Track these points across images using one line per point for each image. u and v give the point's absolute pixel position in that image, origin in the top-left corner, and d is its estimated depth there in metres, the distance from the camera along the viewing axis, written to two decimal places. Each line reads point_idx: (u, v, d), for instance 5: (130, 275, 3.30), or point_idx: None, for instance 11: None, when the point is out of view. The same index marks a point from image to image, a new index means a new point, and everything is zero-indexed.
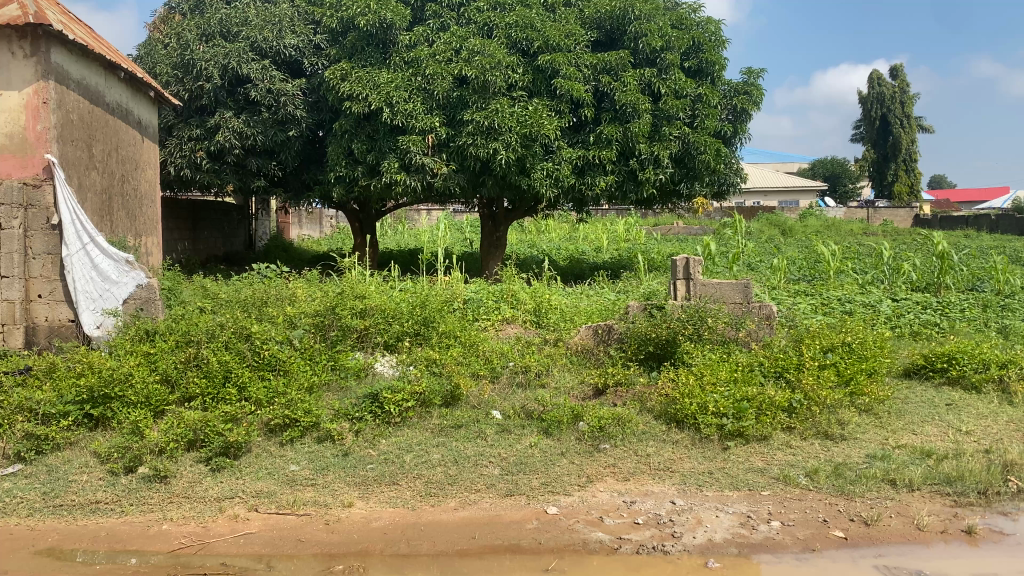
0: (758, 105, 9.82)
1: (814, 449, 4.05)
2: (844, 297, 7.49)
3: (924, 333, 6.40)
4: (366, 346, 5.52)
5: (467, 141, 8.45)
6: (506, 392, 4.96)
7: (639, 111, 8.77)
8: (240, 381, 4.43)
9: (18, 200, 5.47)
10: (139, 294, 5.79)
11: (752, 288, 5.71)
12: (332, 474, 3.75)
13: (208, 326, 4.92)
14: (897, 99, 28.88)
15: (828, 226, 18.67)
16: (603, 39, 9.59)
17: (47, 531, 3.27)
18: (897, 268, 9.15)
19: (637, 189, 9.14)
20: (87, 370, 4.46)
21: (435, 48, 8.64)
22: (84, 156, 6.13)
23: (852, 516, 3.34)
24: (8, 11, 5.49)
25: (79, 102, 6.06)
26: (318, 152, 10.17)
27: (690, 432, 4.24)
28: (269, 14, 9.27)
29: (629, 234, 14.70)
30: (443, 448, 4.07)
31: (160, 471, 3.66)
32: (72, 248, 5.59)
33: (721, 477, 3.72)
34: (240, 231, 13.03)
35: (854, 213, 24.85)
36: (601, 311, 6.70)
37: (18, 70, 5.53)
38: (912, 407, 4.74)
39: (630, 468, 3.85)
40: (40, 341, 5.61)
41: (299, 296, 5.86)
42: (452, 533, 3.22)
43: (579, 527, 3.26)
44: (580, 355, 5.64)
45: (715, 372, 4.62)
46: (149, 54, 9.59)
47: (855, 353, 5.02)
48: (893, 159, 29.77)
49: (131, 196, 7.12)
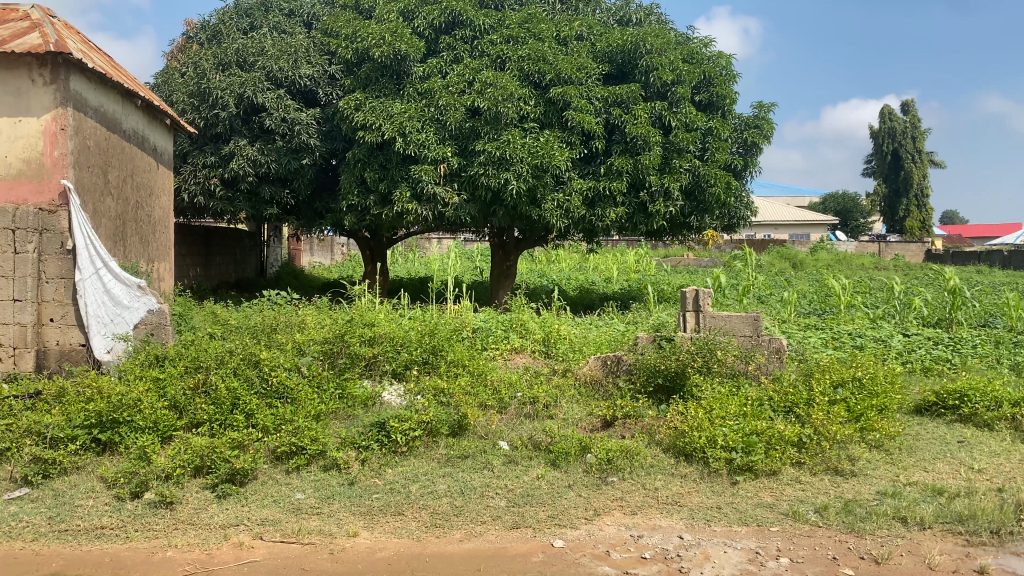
0: (769, 138, 9.87)
1: (823, 485, 4.01)
2: (855, 332, 7.45)
3: (936, 369, 6.35)
4: (374, 373, 5.52)
5: (478, 171, 8.49)
6: (513, 422, 4.94)
7: (650, 144, 8.83)
8: (247, 408, 4.43)
9: (34, 225, 5.50)
10: (150, 320, 5.87)
11: (762, 321, 5.69)
12: (338, 503, 3.73)
13: (217, 352, 4.95)
14: (909, 134, 28.92)
15: (840, 260, 18.59)
16: (614, 72, 9.69)
17: (52, 556, 3.26)
18: (908, 302, 9.13)
19: (647, 221, 9.22)
20: (96, 395, 4.47)
21: (449, 80, 8.73)
22: (99, 183, 6.19)
23: (862, 554, 3.30)
24: (29, 40, 5.60)
25: (96, 129, 6.14)
26: (330, 180, 10.25)
27: (698, 466, 4.21)
28: (285, 45, 9.40)
29: (639, 264, 14.69)
30: (450, 479, 4.05)
31: (166, 497, 3.66)
32: (85, 273, 5.63)
33: (729, 512, 3.69)
34: (252, 258, 13.10)
35: (865, 247, 24.79)
36: (611, 342, 6.69)
37: (37, 97, 5.62)
38: (923, 444, 4.69)
39: (637, 502, 3.82)
40: (50, 365, 5.63)
41: (308, 323, 5.87)
42: (457, 565, 3.19)
43: (585, 561, 3.23)
44: (588, 386, 5.62)
45: (725, 406, 4.59)
46: (166, 82, 9.72)
47: (865, 388, 4.97)
48: (905, 194, 29.78)
49: (144, 222, 7.19)
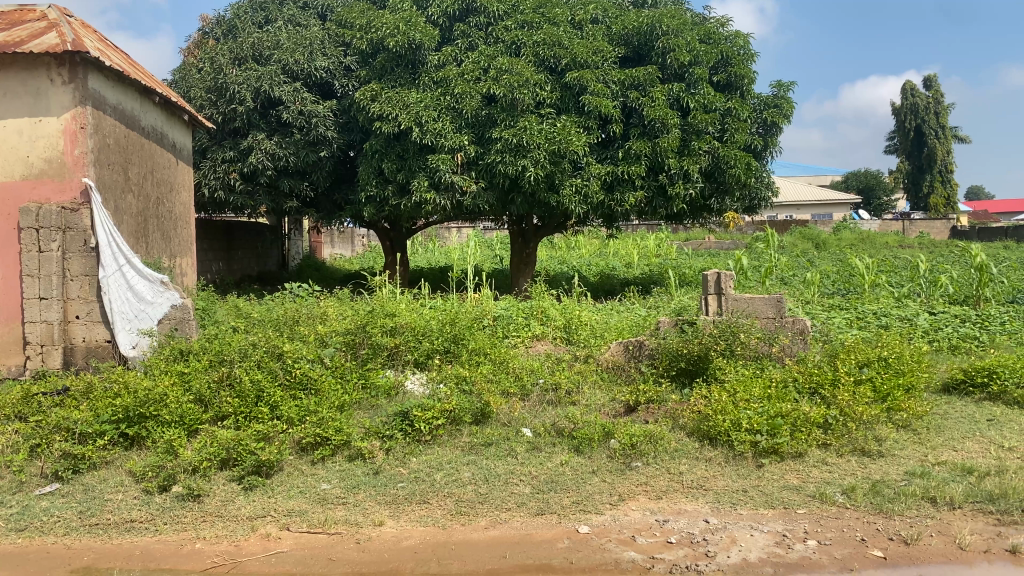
0: (789, 118, 9.74)
1: (850, 467, 3.97)
2: (879, 311, 7.36)
3: (963, 347, 6.30)
4: (396, 363, 5.54)
5: (495, 159, 8.46)
6: (536, 409, 4.94)
7: (668, 126, 8.76)
8: (272, 399, 4.46)
9: (57, 224, 5.56)
10: (175, 314, 5.90)
11: (785, 302, 5.63)
12: (363, 493, 3.75)
13: (241, 345, 4.98)
14: (931, 110, 28.33)
15: (864, 238, 18.38)
16: (631, 55, 9.61)
17: (83, 549, 3.30)
18: (933, 280, 9.03)
19: (666, 205, 9.16)
20: (123, 390, 4.52)
21: (464, 68, 8.70)
22: (120, 180, 6.25)
23: (891, 535, 3.27)
24: (47, 40, 5.64)
25: (115, 127, 6.19)
26: (348, 172, 10.29)
27: (723, 449, 4.18)
28: (300, 38, 9.40)
29: (660, 248, 14.63)
30: (474, 467, 4.06)
31: (194, 490, 3.69)
32: (108, 270, 5.68)
33: (755, 495, 3.66)
34: (274, 250, 13.21)
35: (888, 226, 24.48)
36: (633, 327, 6.66)
37: (56, 97, 5.67)
38: (951, 423, 4.64)
39: (663, 487, 3.80)
40: (77, 362, 5.70)
41: (329, 315, 5.90)
42: (483, 552, 3.20)
43: (610, 547, 3.22)
44: (611, 371, 5.61)
45: (748, 389, 4.56)
46: (183, 78, 9.77)
47: (891, 367, 4.93)
48: (929, 170, 29.37)
49: (166, 218, 7.25)
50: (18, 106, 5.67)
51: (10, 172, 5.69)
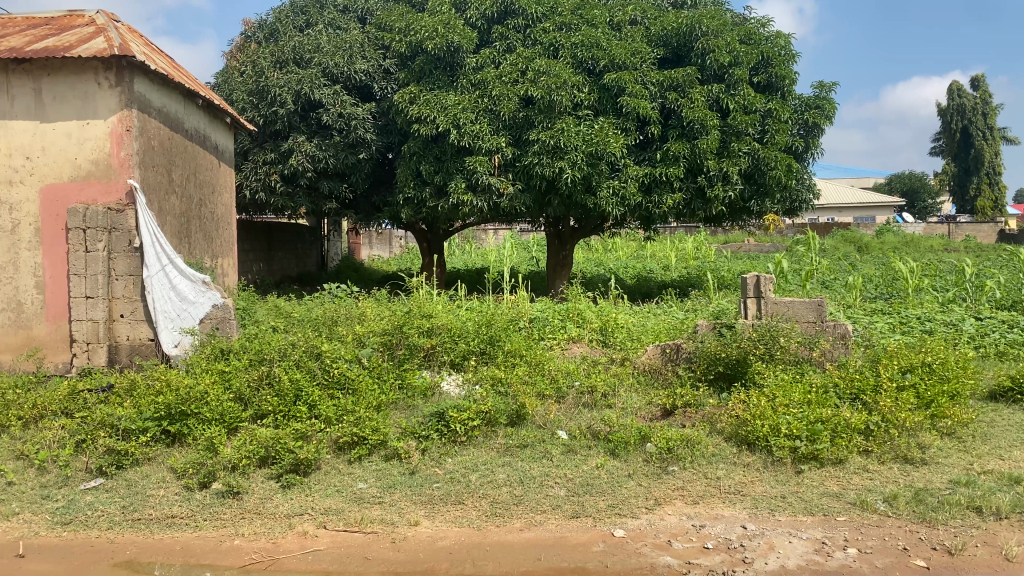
0: (831, 119, 9.59)
1: (892, 474, 3.89)
2: (924, 316, 7.21)
3: (1011, 354, 6.14)
4: (433, 364, 5.57)
5: (533, 160, 8.46)
6: (572, 412, 4.92)
7: (707, 128, 8.65)
8: (310, 399, 4.52)
9: (103, 224, 5.67)
10: (216, 314, 5.91)
11: (826, 306, 5.60)
12: (399, 492, 3.77)
13: (280, 345, 5.04)
14: (979, 110, 27.79)
15: (908, 243, 18.00)
16: (669, 56, 9.56)
17: (126, 544, 3.37)
18: (980, 285, 8.82)
19: (705, 206, 9.10)
20: (166, 388, 4.60)
21: (502, 70, 8.73)
22: (165, 181, 6.37)
23: (934, 544, 3.20)
24: (95, 45, 5.79)
25: (160, 129, 6.31)
26: (387, 174, 10.38)
27: (762, 455, 4.13)
28: (340, 40, 9.49)
29: (699, 251, 14.51)
30: (509, 468, 4.06)
31: (233, 486, 3.75)
32: (153, 270, 5.78)
33: (794, 501, 3.61)
34: (314, 251, 13.36)
35: (934, 230, 23.94)
36: (669, 330, 6.60)
37: (103, 100, 5.79)
38: (998, 431, 4.53)
39: (699, 491, 3.77)
40: (121, 359, 5.81)
41: (367, 316, 5.95)
42: (518, 553, 3.20)
43: (646, 551, 3.20)
44: (648, 375, 5.56)
45: (788, 394, 4.49)
46: (226, 81, 9.92)
47: (936, 373, 4.82)
48: (976, 172, 28.70)
49: (208, 219, 7.38)
50: (67, 109, 5.81)
51: (58, 174, 5.82)
